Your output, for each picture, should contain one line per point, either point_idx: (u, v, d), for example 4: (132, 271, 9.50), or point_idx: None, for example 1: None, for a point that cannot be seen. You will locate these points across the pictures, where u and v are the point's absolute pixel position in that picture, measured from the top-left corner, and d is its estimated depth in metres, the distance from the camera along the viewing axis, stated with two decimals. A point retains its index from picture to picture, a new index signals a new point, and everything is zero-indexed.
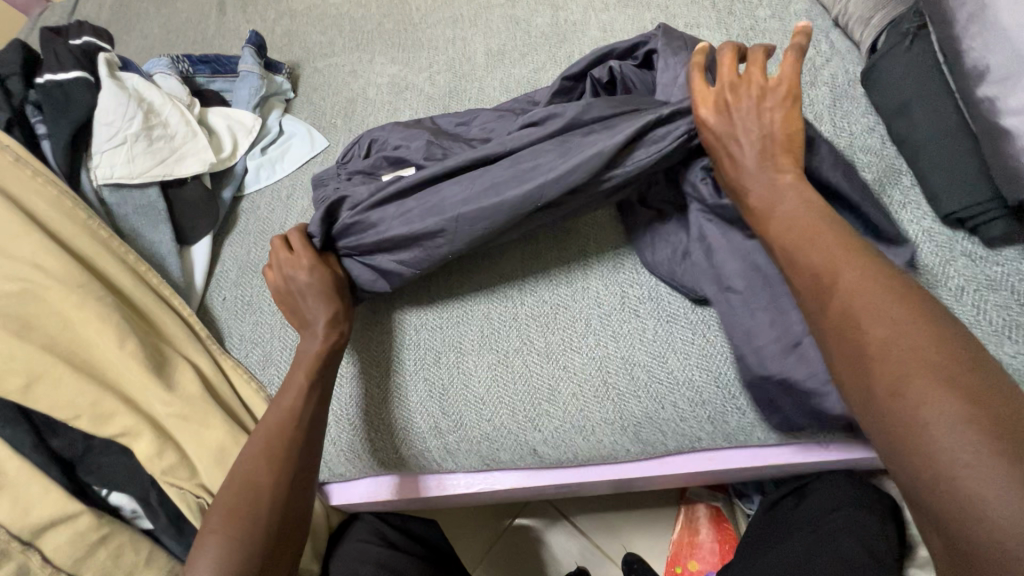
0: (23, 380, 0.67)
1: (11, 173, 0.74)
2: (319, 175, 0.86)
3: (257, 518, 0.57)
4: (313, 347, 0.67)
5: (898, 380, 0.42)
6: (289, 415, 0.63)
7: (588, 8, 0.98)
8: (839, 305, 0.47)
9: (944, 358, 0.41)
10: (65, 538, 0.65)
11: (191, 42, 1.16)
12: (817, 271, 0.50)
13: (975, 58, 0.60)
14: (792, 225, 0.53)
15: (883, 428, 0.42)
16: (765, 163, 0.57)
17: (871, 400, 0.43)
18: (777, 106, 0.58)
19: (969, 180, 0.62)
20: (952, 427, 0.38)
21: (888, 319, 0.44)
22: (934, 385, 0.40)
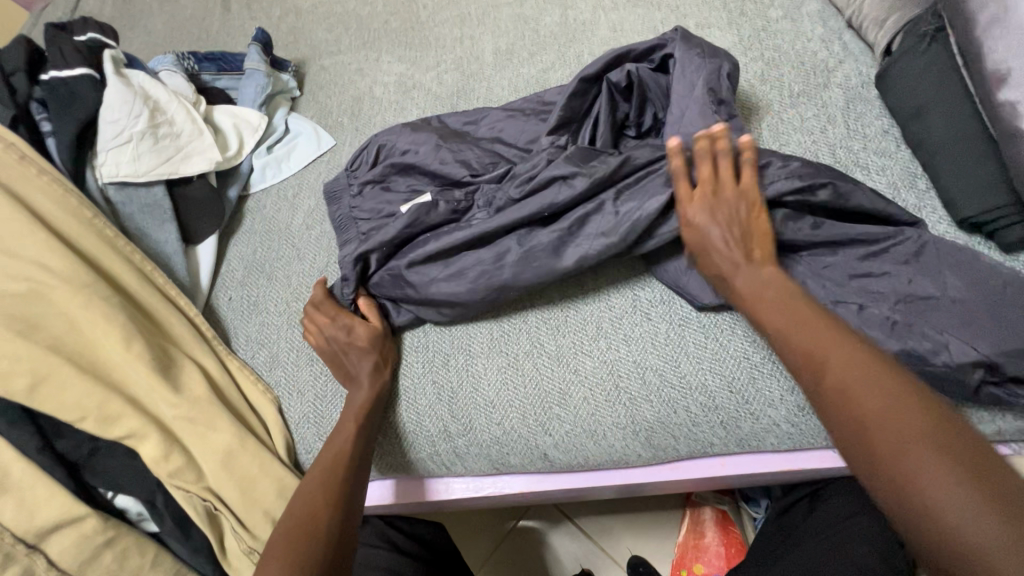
0: (28, 381, 0.66)
1: (16, 171, 0.73)
2: (330, 188, 0.86)
3: (314, 548, 0.57)
4: (357, 398, 0.68)
5: (900, 447, 0.42)
6: (341, 451, 0.64)
7: (597, 7, 0.97)
8: (835, 369, 0.48)
9: (935, 427, 0.42)
10: (71, 541, 0.65)
11: (195, 39, 1.15)
12: (809, 341, 0.50)
13: (996, 61, 0.59)
14: (782, 300, 0.55)
15: (894, 499, 0.42)
16: (744, 264, 0.58)
17: (878, 468, 0.43)
18: (748, 212, 0.60)
19: (988, 184, 0.62)
20: (964, 499, 0.39)
21: (881, 385, 0.46)
22: (932, 451, 0.41)
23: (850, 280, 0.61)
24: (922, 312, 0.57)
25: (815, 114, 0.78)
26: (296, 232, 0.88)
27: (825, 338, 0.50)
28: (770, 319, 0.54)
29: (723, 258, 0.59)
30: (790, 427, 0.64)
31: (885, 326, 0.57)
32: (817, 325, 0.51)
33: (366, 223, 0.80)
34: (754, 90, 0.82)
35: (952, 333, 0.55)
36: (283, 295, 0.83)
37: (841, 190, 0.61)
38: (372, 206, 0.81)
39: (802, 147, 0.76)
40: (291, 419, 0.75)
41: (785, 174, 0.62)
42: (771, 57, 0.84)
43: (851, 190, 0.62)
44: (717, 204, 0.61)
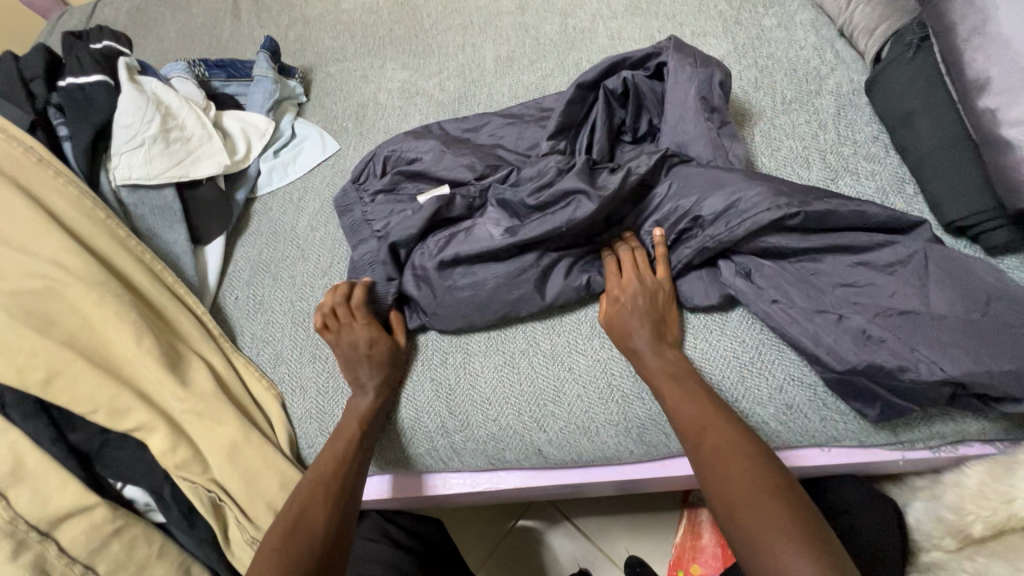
0: (43, 375, 0.69)
1: (33, 173, 0.77)
2: (340, 200, 0.86)
3: (311, 544, 0.58)
4: (363, 402, 0.71)
5: (752, 512, 0.52)
6: (341, 452, 0.67)
7: (596, 16, 0.99)
8: (711, 443, 0.58)
9: (776, 493, 0.53)
10: (81, 529, 0.67)
11: (206, 46, 1.19)
12: (696, 420, 0.60)
13: (977, 69, 0.61)
14: (679, 379, 0.64)
15: (743, 548, 0.52)
16: (655, 348, 0.66)
17: (733, 524, 0.53)
18: (664, 304, 0.68)
19: (971, 189, 0.64)
20: (787, 547, 0.49)
21: (744, 461, 0.56)
22: (775, 513, 0.52)
23: (834, 288, 0.62)
24: (896, 327, 0.58)
25: (806, 120, 0.80)
26: (301, 234, 0.91)
27: (707, 416, 0.60)
28: (671, 394, 0.63)
29: (638, 348, 0.66)
30: (779, 425, 0.66)
31: (858, 338, 0.59)
32: (704, 403, 0.61)
33: (379, 224, 0.81)
34: (747, 97, 0.84)
35: (922, 349, 0.56)
36: (288, 295, 0.86)
37: (813, 215, 0.61)
38: (382, 211, 0.82)
39: (793, 153, 0.78)
40: (294, 415, 0.78)
41: (768, 204, 0.62)
42: (764, 65, 0.86)
43: (825, 212, 0.62)
44: (634, 294, 0.67)
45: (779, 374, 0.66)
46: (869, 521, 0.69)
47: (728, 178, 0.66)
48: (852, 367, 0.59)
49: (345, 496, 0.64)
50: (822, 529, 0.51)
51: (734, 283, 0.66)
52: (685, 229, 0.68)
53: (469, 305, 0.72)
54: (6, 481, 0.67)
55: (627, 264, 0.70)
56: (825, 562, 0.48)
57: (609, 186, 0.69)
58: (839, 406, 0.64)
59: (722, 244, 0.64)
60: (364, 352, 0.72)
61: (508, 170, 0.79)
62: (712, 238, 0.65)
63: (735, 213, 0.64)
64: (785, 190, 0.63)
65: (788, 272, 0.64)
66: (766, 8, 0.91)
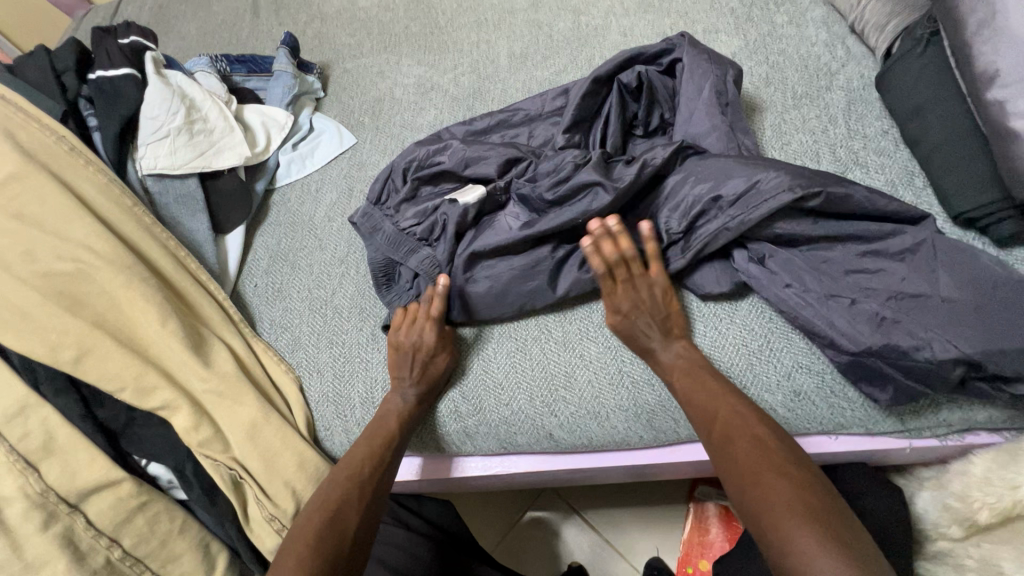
0: (74, 353, 0.72)
1: (65, 161, 0.80)
2: (362, 222, 0.82)
3: (340, 543, 0.60)
4: (398, 405, 0.71)
5: (762, 492, 0.54)
6: (381, 445, 0.68)
7: (609, 13, 1.01)
8: (721, 432, 0.60)
9: (790, 476, 0.54)
10: (108, 503, 0.70)
11: (226, 42, 1.22)
12: (707, 408, 0.62)
13: (986, 61, 0.62)
14: (695, 372, 0.65)
15: (758, 529, 0.54)
16: (667, 345, 0.68)
17: (747, 508, 0.55)
18: (663, 300, 0.70)
19: (979, 181, 0.65)
20: (796, 527, 0.51)
21: (754, 446, 0.58)
22: (790, 494, 0.53)
23: (845, 275, 0.63)
24: (908, 310, 0.59)
25: (816, 115, 0.81)
26: (319, 224, 0.93)
27: (716, 404, 0.62)
28: (683, 386, 0.65)
29: (648, 350, 0.68)
30: (786, 412, 0.67)
31: (872, 321, 0.60)
32: (715, 393, 0.63)
33: (414, 225, 0.80)
34: (758, 92, 0.85)
35: (935, 330, 0.57)
36: (306, 283, 0.88)
37: (835, 195, 0.63)
38: (411, 214, 0.81)
39: (804, 146, 0.79)
40: (311, 398, 0.80)
41: (781, 187, 0.63)
42: (775, 60, 0.87)
43: (847, 193, 0.63)
44: (637, 300, 0.69)
45: (786, 362, 0.67)
46: (879, 510, 0.69)
47: (749, 162, 0.67)
48: (866, 347, 0.59)
49: (377, 486, 0.66)
50: (836, 510, 0.52)
51: (744, 271, 0.68)
52: (702, 211, 0.68)
53: (490, 298, 0.74)
54: (38, 454, 0.70)
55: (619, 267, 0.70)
56: (838, 540, 0.49)
57: (625, 177, 0.70)
58: (847, 393, 0.65)
59: (743, 226, 0.64)
60: (418, 356, 0.72)
61: (527, 162, 0.80)
62: (731, 220, 0.65)
63: (756, 194, 0.64)
64: (804, 173, 0.64)
65: (801, 259, 0.65)
66: (777, 5, 0.93)
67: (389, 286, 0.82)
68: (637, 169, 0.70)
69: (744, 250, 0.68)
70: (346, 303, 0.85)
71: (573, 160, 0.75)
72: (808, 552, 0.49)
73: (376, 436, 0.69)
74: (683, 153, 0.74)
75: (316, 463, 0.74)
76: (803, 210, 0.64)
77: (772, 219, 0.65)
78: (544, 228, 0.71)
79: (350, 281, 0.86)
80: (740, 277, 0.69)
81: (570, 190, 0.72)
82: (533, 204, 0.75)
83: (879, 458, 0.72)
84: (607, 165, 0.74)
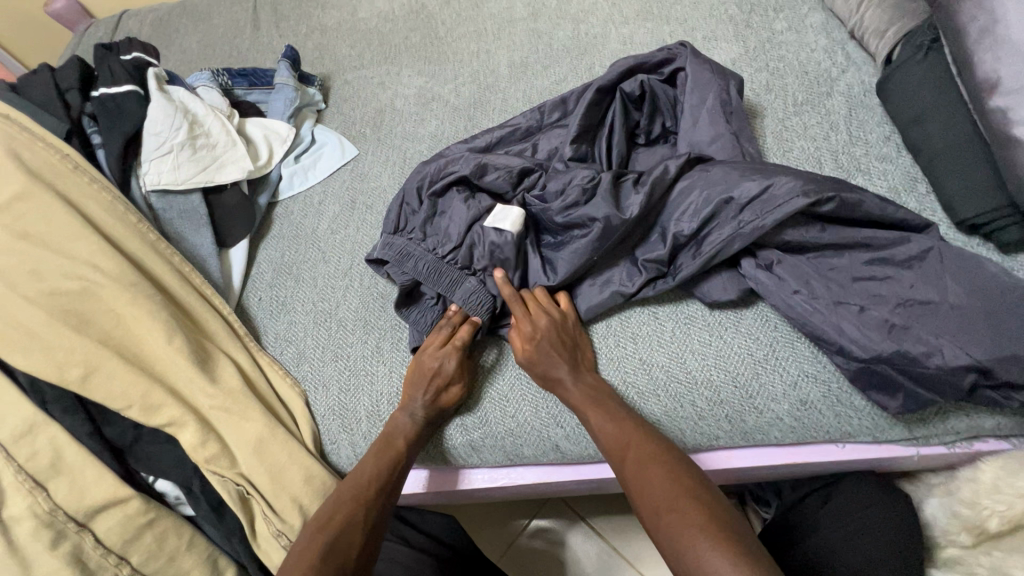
0: (81, 371, 0.72)
1: (70, 179, 0.80)
2: (389, 253, 0.79)
3: (343, 564, 0.59)
4: (406, 425, 0.71)
5: (673, 513, 0.55)
6: (387, 465, 0.68)
7: (609, 22, 1.01)
8: (636, 459, 0.61)
9: (694, 495, 0.56)
10: (116, 520, 0.70)
11: (228, 56, 1.22)
12: (620, 438, 0.63)
13: (988, 69, 0.62)
14: (607, 404, 0.67)
15: (671, 549, 0.53)
16: (576, 375, 0.69)
17: (660, 531, 0.55)
18: (568, 330, 0.72)
19: (984, 189, 0.64)
20: (704, 541, 0.51)
21: (664, 468, 0.59)
22: (692, 511, 0.54)
23: (852, 282, 0.63)
24: (918, 316, 0.59)
25: (818, 121, 0.81)
26: (322, 237, 0.93)
27: (631, 432, 0.63)
28: (597, 418, 0.66)
29: (558, 375, 0.69)
30: (794, 420, 0.67)
31: (882, 328, 0.60)
32: (629, 423, 0.65)
33: (450, 250, 0.78)
34: (758, 99, 0.85)
35: (947, 336, 0.57)
36: (311, 296, 0.88)
37: (848, 200, 0.63)
38: (439, 239, 0.79)
39: (805, 153, 0.79)
40: (317, 412, 0.80)
41: (791, 193, 0.63)
42: (775, 67, 0.87)
43: (860, 199, 0.63)
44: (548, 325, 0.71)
45: (792, 371, 0.67)
46: (886, 517, 0.69)
47: (759, 168, 0.68)
48: (876, 354, 0.59)
49: (380, 511, 0.65)
50: (738, 523, 0.53)
51: (753, 276, 0.67)
52: (711, 216, 0.67)
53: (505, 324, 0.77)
54: (46, 473, 0.70)
55: (525, 303, 0.73)
56: (742, 551, 0.49)
57: (633, 207, 0.70)
58: (854, 401, 0.65)
59: (759, 230, 0.64)
60: (434, 381, 0.72)
61: (538, 178, 0.80)
62: (745, 224, 0.65)
63: (769, 199, 0.64)
64: (813, 178, 0.64)
65: (809, 266, 0.65)
66: (776, 11, 0.93)
67: (410, 304, 0.80)
68: (643, 197, 0.70)
69: (750, 258, 0.68)
70: (350, 316, 0.85)
71: (580, 182, 0.75)
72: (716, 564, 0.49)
73: (371, 461, 0.69)
74: (691, 162, 0.74)
75: (323, 478, 0.74)
76: (814, 213, 0.64)
77: (782, 226, 0.65)
78: (565, 272, 0.73)
79: (355, 293, 0.86)
80: (747, 284, 0.69)
81: (585, 217, 0.72)
82: (544, 225, 0.78)
83: (887, 465, 0.72)
84: (617, 189, 0.73)
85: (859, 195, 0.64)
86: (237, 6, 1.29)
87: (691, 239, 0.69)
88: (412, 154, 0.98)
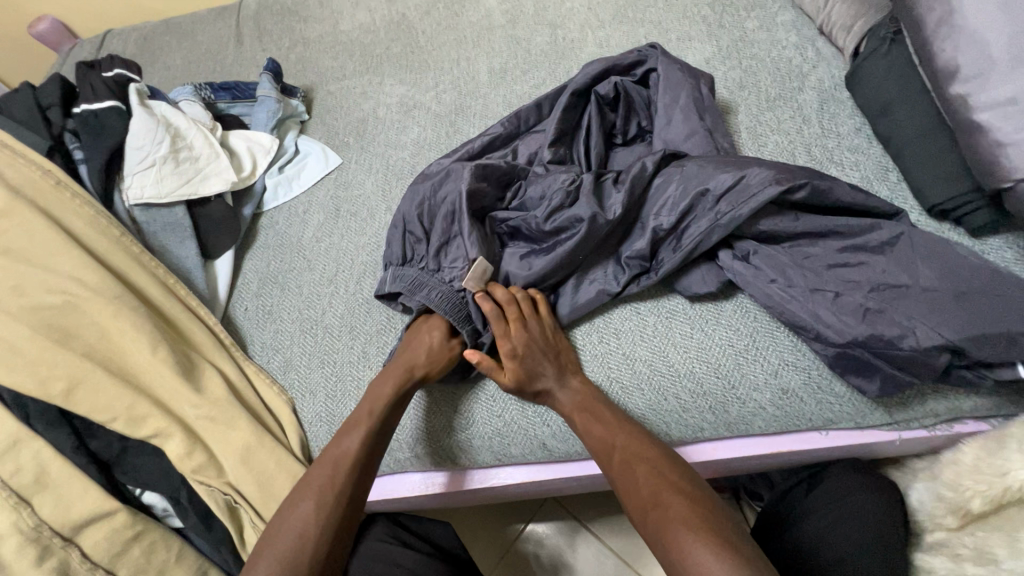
0: (64, 385, 0.72)
1: (51, 195, 0.80)
2: (405, 287, 0.76)
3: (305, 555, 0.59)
4: (383, 392, 0.69)
5: (658, 510, 0.56)
6: (361, 452, 0.66)
7: (585, 25, 1.03)
8: (620, 458, 0.62)
9: (679, 491, 0.57)
10: (102, 534, 0.69)
11: (211, 70, 1.24)
12: (605, 438, 0.64)
13: (947, 57, 0.63)
14: (589, 404, 0.67)
15: (657, 544, 0.55)
16: (563, 385, 0.69)
17: (647, 527, 0.57)
18: (553, 348, 0.71)
19: (950, 174, 0.66)
20: (688, 536, 0.53)
21: (646, 467, 0.60)
22: (676, 508, 0.55)
23: (827, 269, 0.64)
24: (891, 300, 0.60)
25: (790, 116, 0.82)
26: (307, 245, 0.94)
27: (618, 432, 0.64)
28: (582, 420, 0.66)
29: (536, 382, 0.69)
30: (776, 409, 0.67)
31: (858, 312, 0.61)
32: (615, 423, 0.65)
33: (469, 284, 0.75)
34: (732, 97, 0.87)
35: (919, 318, 0.58)
36: (297, 304, 0.88)
37: (819, 188, 0.64)
38: (454, 267, 0.76)
39: (779, 147, 0.80)
40: (304, 418, 0.80)
41: (763, 181, 0.64)
42: (748, 65, 0.89)
43: (831, 186, 0.64)
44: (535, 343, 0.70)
45: (773, 360, 0.67)
46: (873, 504, 0.70)
47: (733, 160, 0.69)
48: (852, 339, 0.60)
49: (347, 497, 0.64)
50: (722, 516, 0.55)
51: (732, 267, 0.68)
52: (688, 208, 0.68)
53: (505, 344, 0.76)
54: (31, 488, 0.70)
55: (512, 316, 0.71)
56: (723, 541, 0.52)
57: (616, 206, 0.71)
58: (834, 387, 0.66)
59: (736, 219, 0.64)
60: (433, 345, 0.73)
61: (521, 186, 0.81)
62: (721, 213, 0.66)
63: (744, 188, 0.65)
64: (786, 167, 0.66)
65: (785, 255, 0.66)
66: (748, 11, 0.95)
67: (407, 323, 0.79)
68: (624, 197, 0.71)
69: (728, 250, 0.69)
70: (337, 322, 0.85)
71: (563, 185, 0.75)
72: (701, 558, 0.51)
73: (345, 449, 0.66)
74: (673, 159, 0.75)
75: None
76: (787, 200, 0.65)
77: (757, 216, 0.66)
78: (546, 271, 0.73)
79: (340, 299, 0.87)
80: (725, 276, 0.70)
81: (569, 221, 0.71)
82: (530, 233, 0.76)
83: (871, 450, 0.73)
84: (599, 189, 0.74)
85: (832, 185, 0.65)
86: (220, 22, 1.31)
87: (670, 232, 0.70)
88: (395, 161, 0.99)
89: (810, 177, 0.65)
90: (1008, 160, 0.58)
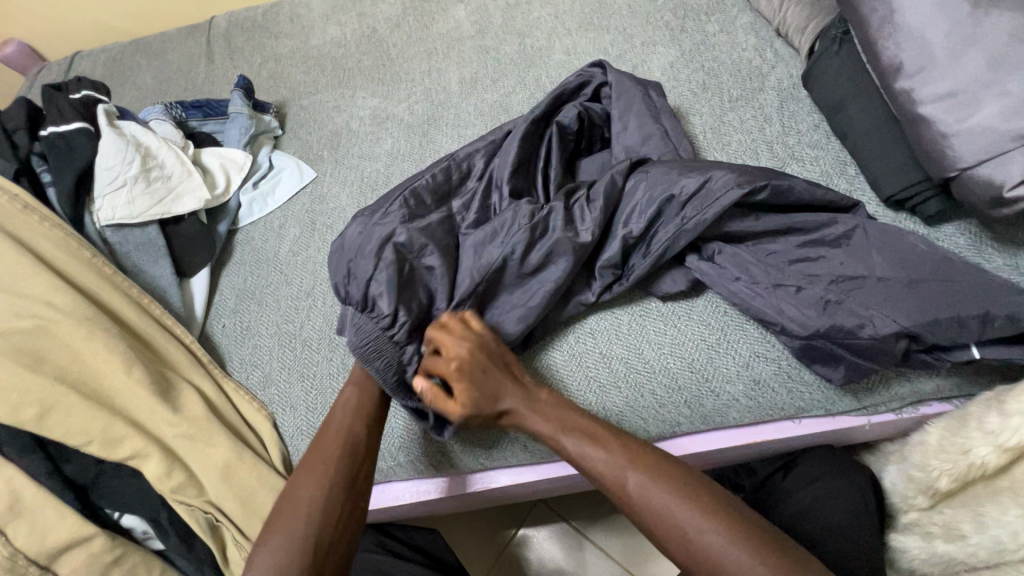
0: (37, 410, 0.71)
1: (19, 219, 0.80)
2: (358, 342, 0.67)
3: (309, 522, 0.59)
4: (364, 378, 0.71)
5: (691, 537, 0.53)
6: (353, 427, 0.67)
7: (552, 34, 1.05)
8: (631, 486, 0.56)
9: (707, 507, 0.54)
10: (81, 560, 0.68)
11: (183, 89, 1.23)
12: (605, 464, 0.58)
13: (891, 55, 0.66)
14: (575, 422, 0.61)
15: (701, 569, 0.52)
16: (538, 409, 0.63)
17: (683, 553, 0.53)
18: (509, 378, 0.64)
19: (901, 166, 0.69)
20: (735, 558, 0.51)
21: (668, 484, 0.55)
22: (715, 530, 0.52)
23: (789, 264, 0.66)
24: (850, 291, 0.62)
25: (752, 115, 0.85)
26: (283, 260, 0.94)
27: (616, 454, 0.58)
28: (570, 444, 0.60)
29: (505, 407, 0.63)
30: (750, 400, 0.69)
31: (818, 305, 0.63)
32: (611, 444, 0.59)
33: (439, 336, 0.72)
34: (695, 99, 0.89)
35: (875, 307, 0.61)
36: (274, 320, 0.88)
37: (779, 188, 0.66)
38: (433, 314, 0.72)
39: (742, 145, 0.83)
40: (286, 433, 0.80)
41: (727, 187, 0.66)
42: (710, 67, 0.92)
43: (790, 185, 0.66)
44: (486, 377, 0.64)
45: (744, 352, 0.69)
46: (847, 491, 0.72)
47: (699, 164, 0.71)
48: (815, 330, 0.63)
49: (347, 463, 0.64)
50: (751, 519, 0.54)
51: (701, 268, 0.70)
52: (658, 212, 0.70)
53: None
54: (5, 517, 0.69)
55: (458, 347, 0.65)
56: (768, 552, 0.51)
57: (589, 223, 0.71)
58: (804, 376, 0.68)
59: (701, 223, 0.66)
60: None
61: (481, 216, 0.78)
62: (688, 219, 0.67)
63: (708, 193, 0.67)
64: (748, 170, 0.68)
65: (748, 253, 0.68)
66: (708, 15, 0.98)
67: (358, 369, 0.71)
68: (597, 214, 0.71)
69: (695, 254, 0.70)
70: (315, 335, 0.85)
71: (534, 213, 0.73)
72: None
73: (334, 429, 0.67)
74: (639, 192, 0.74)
75: None
76: (749, 202, 0.67)
77: (721, 220, 0.68)
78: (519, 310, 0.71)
79: (318, 313, 0.87)
80: (694, 274, 0.72)
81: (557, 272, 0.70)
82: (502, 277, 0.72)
83: (844, 437, 0.75)
84: (570, 213, 0.73)
85: (791, 180, 0.67)
86: (190, 40, 1.31)
87: (639, 239, 0.71)
88: (369, 173, 0.99)
89: (772, 178, 0.67)
90: (952, 151, 0.61)
